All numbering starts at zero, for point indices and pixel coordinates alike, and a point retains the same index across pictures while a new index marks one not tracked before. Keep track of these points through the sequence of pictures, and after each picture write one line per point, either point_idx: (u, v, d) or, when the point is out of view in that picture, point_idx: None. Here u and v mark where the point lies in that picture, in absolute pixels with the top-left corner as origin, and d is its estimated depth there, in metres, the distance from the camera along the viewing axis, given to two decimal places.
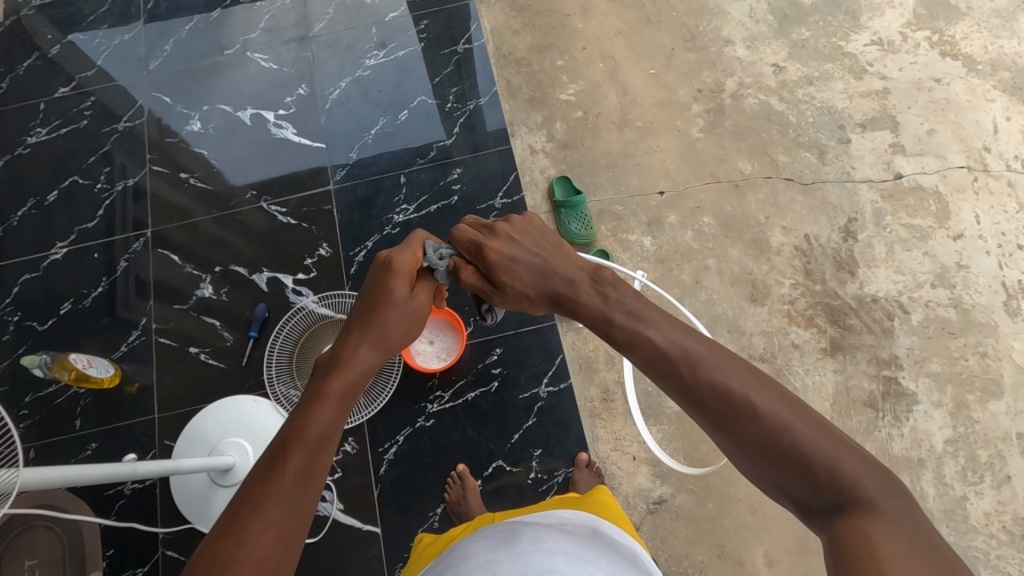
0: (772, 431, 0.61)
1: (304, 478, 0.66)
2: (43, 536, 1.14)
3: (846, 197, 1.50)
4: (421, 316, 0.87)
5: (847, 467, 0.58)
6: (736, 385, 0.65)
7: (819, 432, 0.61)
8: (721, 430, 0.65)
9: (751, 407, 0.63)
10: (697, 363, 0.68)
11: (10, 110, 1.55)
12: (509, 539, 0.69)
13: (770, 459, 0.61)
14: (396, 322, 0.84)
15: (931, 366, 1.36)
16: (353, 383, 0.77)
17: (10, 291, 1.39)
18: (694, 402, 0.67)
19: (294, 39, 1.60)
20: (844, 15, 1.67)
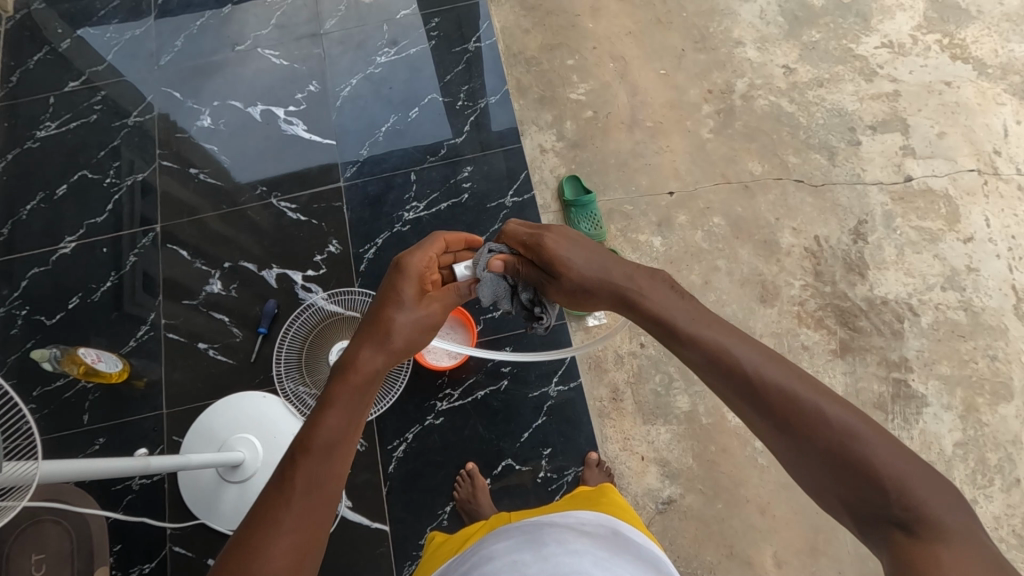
0: (840, 446, 0.61)
1: (319, 482, 0.68)
2: (50, 531, 1.13)
3: (856, 199, 1.50)
4: (432, 316, 0.88)
5: (916, 488, 0.58)
6: (806, 395, 0.65)
7: (896, 449, 0.60)
8: (786, 440, 0.65)
9: (819, 419, 0.63)
10: (760, 375, 0.68)
11: (20, 104, 1.55)
12: (533, 539, 0.69)
13: (838, 477, 0.61)
14: (407, 325, 0.85)
15: (941, 369, 1.35)
16: (358, 383, 0.78)
17: (19, 285, 1.39)
18: (757, 411, 0.68)
19: (305, 36, 1.60)
20: (855, 17, 1.67)
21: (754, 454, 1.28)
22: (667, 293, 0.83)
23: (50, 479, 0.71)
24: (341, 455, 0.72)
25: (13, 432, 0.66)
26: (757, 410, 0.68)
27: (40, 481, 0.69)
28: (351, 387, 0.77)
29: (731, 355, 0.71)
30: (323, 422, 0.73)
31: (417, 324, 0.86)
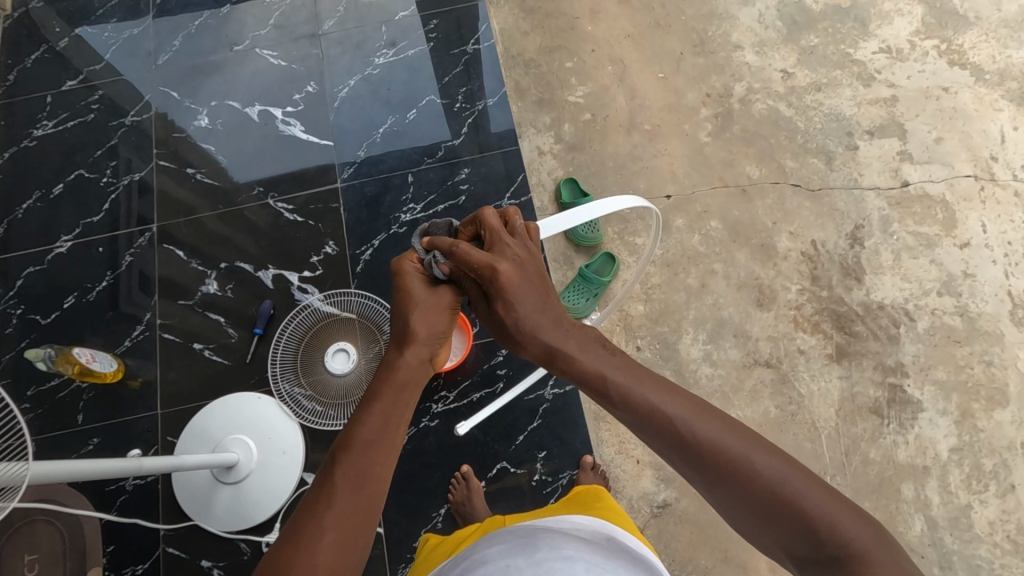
0: (768, 492, 0.63)
1: (364, 480, 0.70)
2: (43, 531, 1.13)
3: (853, 204, 1.50)
4: (444, 308, 0.83)
5: (845, 528, 0.60)
6: (736, 449, 0.65)
7: (820, 493, 0.62)
8: (722, 493, 0.65)
9: (749, 470, 0.64)
10: (686, 427, 0.67)
11: (17, 102, 1.54)
12: (526, 544, 0.69)
13: (769, 520, 0.63)
14: (436, 321, 0.83)
15: (937, 374, 1.35)
16: (399, 384, 0.78)
17: (14, 284, 1.39)
18: (683, 461, 0.67)
19: (304, 36, 1.60)
20: (853, 22, 1.68)
21: None
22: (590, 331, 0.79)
23: (41, 482, 0.71)
24: (382, 453, 0.73)
25: (4, 432, 0.65)
26: (685, 463, 0.67)
27: (30, 483, 0.69)
28: (393, 387, 0.78)
29: (650, 406, 0.70)
30: (364, 421, 0.74)
31: (449, 317, 0.84)
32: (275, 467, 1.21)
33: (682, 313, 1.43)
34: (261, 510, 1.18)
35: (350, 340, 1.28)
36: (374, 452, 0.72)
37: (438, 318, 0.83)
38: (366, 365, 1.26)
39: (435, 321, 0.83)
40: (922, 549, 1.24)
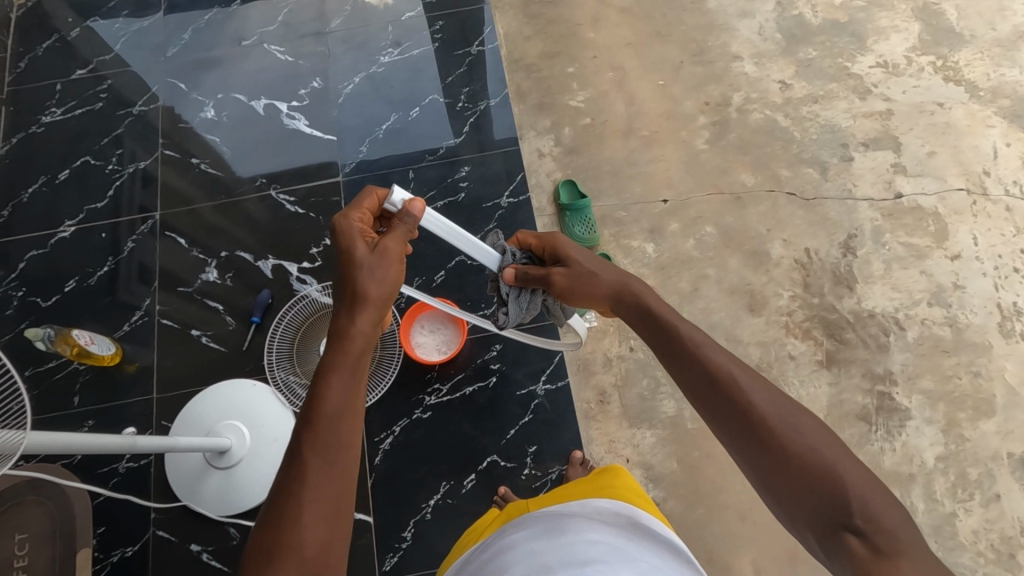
0: (806, 453, 0.66)
1: (334, 450, 0.69)
2: (33, 511, 1.16)
3: (846, 214, 1.53)
4: (397, 260, 0.81)
5: (871, 500, 0.62)
6: (780, 413, 0.70)
7: (854, 464, 0.65)
8: (752, 450, 0.70)
9: (791, 430, 0.68)
10: (733, 381, 0.74)
11: (27, 89, 1.57)
12: (552, 526, 0.71)
13: (794, 480, 0.66)
14: (388, 274, 0.80)
15: (924, 384, 1.37)
16: (354, 350, 0.75)
17: (15, 267, 1.40)
18: (728, 412, 0.73)
19: (311, 33, 1.63)
20: (850, 37, 1.71)
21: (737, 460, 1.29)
22: (659, 300, 0.90)
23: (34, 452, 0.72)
24: (346, 426, 0.71)
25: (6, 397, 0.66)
26: (723, 409, 0.73)
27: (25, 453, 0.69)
28: (348, 356, 0.75)
29: (699, 354, 0.78)
30: (325, 393, 0.72)
31: (400, 266, 0.81)
32: (266, 454, 1.21)
33: None
34: (251, 496, 1.19)
35: None
36: (340, 425, 0.71)
37: (392, 271, 0.80)
38: None
39: (388, 276, 0.80)
40: None
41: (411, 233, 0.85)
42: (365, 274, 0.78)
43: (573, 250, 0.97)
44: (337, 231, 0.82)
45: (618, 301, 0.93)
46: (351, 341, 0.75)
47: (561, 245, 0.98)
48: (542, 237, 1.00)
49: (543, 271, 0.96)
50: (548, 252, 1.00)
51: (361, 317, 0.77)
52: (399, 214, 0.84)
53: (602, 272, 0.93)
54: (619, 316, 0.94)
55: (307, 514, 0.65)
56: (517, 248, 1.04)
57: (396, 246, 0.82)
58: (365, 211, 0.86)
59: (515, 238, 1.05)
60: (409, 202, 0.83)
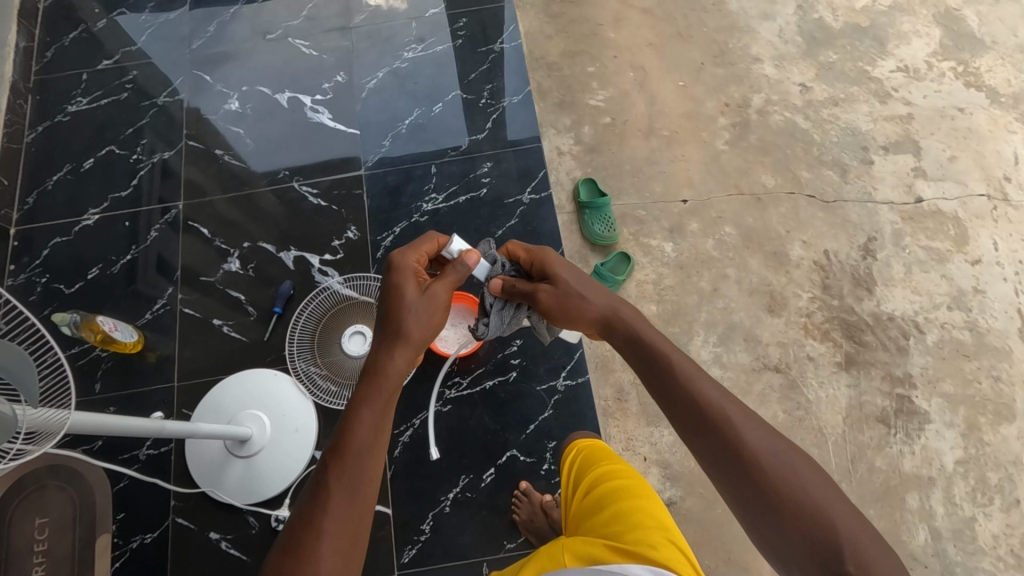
0: (802, 496, 0.65)
1: (358, 482, 0.69)
2: (55, 496, 1.16)
3: (866, 216, 1.52)
4: (441, 304, 0.85)
5: (863, 543, 0.61)
6: (776, 455, 0.69)
7: (844, 506, 0.64)
8: (744, 488, 0.68)
9: (789, 473, 0.67)
10: (726, 416, 0.73)
11: (53, 79, 1.58)
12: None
13: (789, 523, 0.64)
14: (433, 320, 0.84)
15: (944, 387, 1.37)
16: (389, 389, 0.78)
17: (40, 253, 1.41)
18: (720, 447, 0.71)
19: (335, 28, 1.64)
20: (871, 41, 1.72)
21: None
22: (650, 327, 0.87)
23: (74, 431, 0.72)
24: (374, 464, 0.72)
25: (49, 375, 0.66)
26: (715, 444, 0.72)
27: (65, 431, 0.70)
28: (384, 395, 0.77)
29: (693, 386, 0.77)
30: (355, 425, 0.74)
31: (444, 314, 0.86)
32: (287, 444, 1.22)
33: (693, 316, 1.45)
34: (271, 486, 1.19)
35: (366, 323, 1.30)
36: (365, 459, 0.72)
37: (434, 315, 0.84)
38: None
39: (432, 321, 0.84)
40: (926, 559, 1.24)
41: (461, 279, 0.88)
42: (410, 314, 0.82)
43: (563, 271, 0.94)
44: (394, 268, 0.86)
45: (607, 326, 0.90)
46: (389, 378, 0.78)
47: (550, 263, 0.95)
48: (531, 254, 0.98)
49: (530, 287, 0.95)
50: (537, 270, 0.97)
51: (402, 356, 0.80)
52: (454, 262, 0.89)
53: (592, 295, 0.91)
54: (608, 342, 0.92)
55: (324, 541, 0.65)
56: (508, 260, 1.02)
57: (444, 291, 0.86)
58: (424, 253, 0.89)
59: (506, 248, 1.03)
60: (464, 255, 0.88)
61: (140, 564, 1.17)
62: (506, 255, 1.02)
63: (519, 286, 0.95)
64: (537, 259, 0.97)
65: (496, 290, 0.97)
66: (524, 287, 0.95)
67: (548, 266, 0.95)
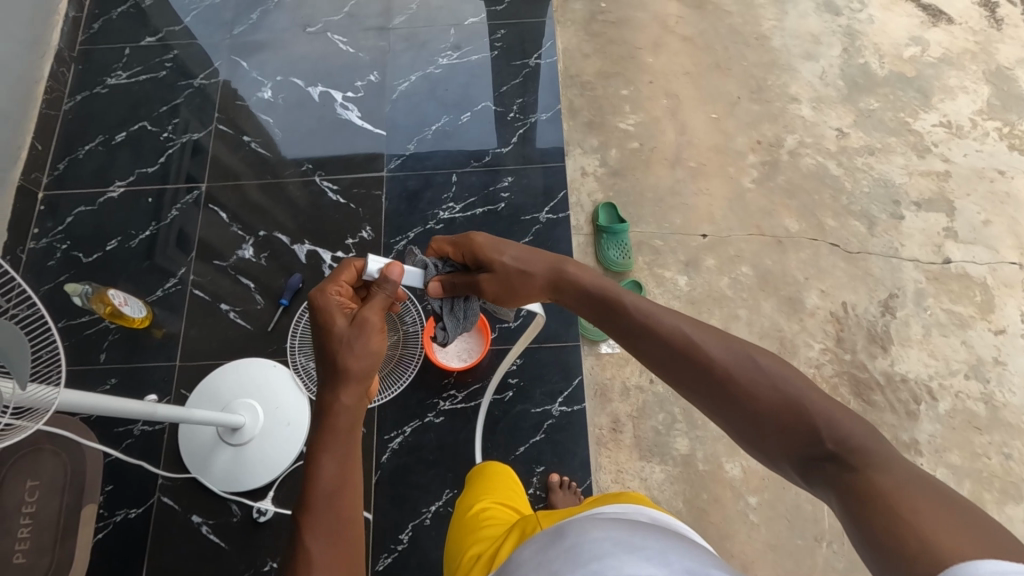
0: (773, 395, 0.64)
1: (339, 525, 0.68)
2: (48, 460, 1.19)
3: (889, 272, 1.48)
4: (379, 331, 0.76)
5: (841, 420, 0.59)
6: (737, 365, 0.67)
7: (817, 391, 0.63)
8: (728, 408, 0.67)
9: (753, 374, 0.65)
10: (691, 340, 0.71)
11: (97, 50, 1.62)
12: (557, 535, 0.63)
13: (771, 422, 0.63)
14: (375, 347, 0.75)
15: (951, 458, 1.32)
16: (341, 423, 0.73)
17: (64, 220, 1.44)
18: (694, 374, 0.70)
19: (374, 28, 1.65)
20: (915, 92, 1.68)
21: (745, 509, 1.27)
22: (599, 273, 0.85)
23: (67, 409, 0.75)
24: (349, 501, 0.70)
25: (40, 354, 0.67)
26: (690, 373, 0.70)
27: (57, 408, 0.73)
28: (338, 433, 0.73)
29: (653, 322, 0.75)
30: (319, 470, 0.70)
31: (383, 337, 0.77)
32: (277, 437, 1.22)
33: None
34: (256, 477, 1.20)
35: None
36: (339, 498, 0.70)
37: (376, 343, 0.75)
38: (382, 352, 1.26)
39: (370, 348, 0.75)
40: None
41: (394, 297, 0.81)
42: (342, 347, 0.75)
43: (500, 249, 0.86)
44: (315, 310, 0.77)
45: (557, 286, 0.86)
46: (336, 414, 0.73)
47: (481, 248, 0.86)
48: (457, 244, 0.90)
49: (467, 281, 0.88)
50: (470, 259, 0.89)
51: (347, 391, 0.74)
52: (378, 283, 0.80)
53: (528, 259, 0.85)
54: (562, 300, 0.88)
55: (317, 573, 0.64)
56: (438, 259, 0.92)
57: (377, 316, 0.77)
58: (342, 281, 0.81)
59: (432, 246, 0.92)
60: (388, 272, 0.79)
61: (123, 537, 1.19)
62: (430, 252, 0.92)
63: (459, 287, 0.89)
64: (467, 245, 0.88)
65: (436, 294, 0.90)
66: (463, 286, 0.89)
67: (478, 252, 0.86)
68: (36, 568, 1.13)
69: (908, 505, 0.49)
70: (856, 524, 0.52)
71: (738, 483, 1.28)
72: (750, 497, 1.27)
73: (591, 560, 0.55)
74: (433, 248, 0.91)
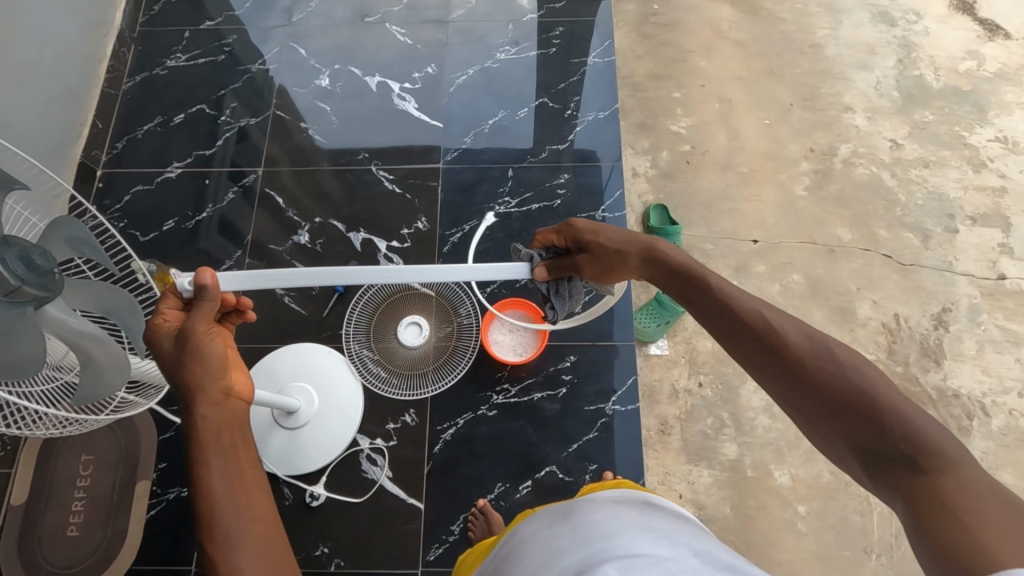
0: (843, 383, 0.57)
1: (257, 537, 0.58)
2: (105, 435, 1.22)
3: (942, 285, 1.47)
4: (199, 334, 0.65)
5: (916, 420, 0.52)
6: (811, 346, 0.61)
7: (894, 386, 0.55)
8: (792, 387, 0.61)
9: (828, 361, 0.59)
10: (772, 323, 0.65)
11: (157, 32, 1.63)
12: (565, 513, 0.68)
13: (833, 411, 0.57)
14: (208, 353, 0.65)
15: (1004, 476, 1.31)
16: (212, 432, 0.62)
17: (121, 198, 1.46)
18: (767, 356, 0.64)
19: (432, 20, 1.66)
20: (971, 106, 1.66)
21: (793, 518, 1.26)
22: (690, 256, 0.80)
23: None
24: (263, 503, 0.60)
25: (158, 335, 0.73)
26: (762, 354, 0.65)
27: None
28: (219, 444, 0.61)
29: (731, 304, 0.70)
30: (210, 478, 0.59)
31: (215, 338, 0.66)
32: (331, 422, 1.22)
33: None
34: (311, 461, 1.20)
35: (423, 316, 1.30)
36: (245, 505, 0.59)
37: (211, 351, 0.65)
38: (436, 343, 1.30)
39: (204, 354, 0.65)
40: None
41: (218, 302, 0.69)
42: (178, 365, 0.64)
43: (606, 233, 0.86)
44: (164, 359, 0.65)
45: (646, 263, 0.83)
46: (193, 431, 0.61)
47: (582, 232, 0.88)
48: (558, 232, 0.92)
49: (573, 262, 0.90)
50: (572, 242, 0.90)
51: (202, 402, 0.62)
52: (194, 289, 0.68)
53: (626, 241, 0.84)
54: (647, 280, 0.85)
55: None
56: (542, 248, 0.95)
57: (203, 326, 0.66)
58: (166, 308, 0.69)
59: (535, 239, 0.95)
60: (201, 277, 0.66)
61: (174, 516, 1.19)
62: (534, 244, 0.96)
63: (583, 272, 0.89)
64: (569, 227, 0.89)
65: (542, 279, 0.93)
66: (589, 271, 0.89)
67: (581, 233, 0.88)
68: (89, 541, 1.15)
69: (969, 521, 0.45)
70: (919, 534, 0.48)
71: (786, 491, 1.28)
72: (798, 506, 1.26)
73: (599, 538, 0.58)
74: (536, 239, 0.94)
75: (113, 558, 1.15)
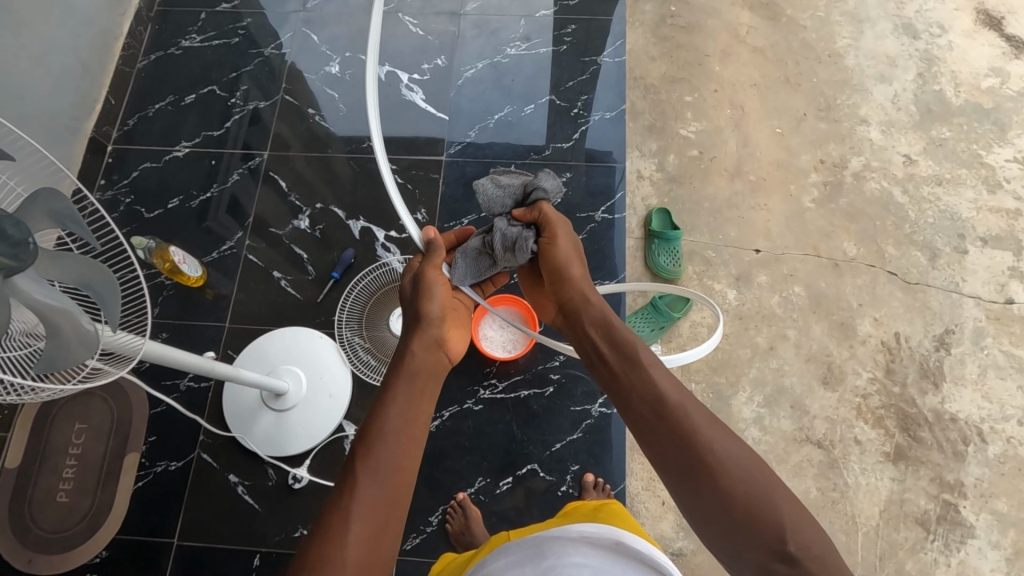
0: (742, 489, 0.66)
1: (393, 485, 0.71)
2: (98, 406, 1.24)
3: (948, 306, 1.44)
4: (428, 278, 0.90)
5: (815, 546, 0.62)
6: (719, 448, 0.69)
7: (795, 508, 0.65)
8: (694, 484, 0.68)
9: (729, 469, 0.67)
10: (680, 408, 0.73)
11: (175, 12, 1.65)
12: (537, 552, 0.69)
13: (737, 513, 0.65)
14: (434, 292, 0.89)
15: (998, 505, 1.28)
16: (414, 371, 0.82)
17: (129, 174, 1.49)
18: (674, 451, 0.71)
19: (446, 13, 1.66)
20: (991, 125, 1.62)
21: None
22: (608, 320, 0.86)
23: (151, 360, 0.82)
24: (405, 447, 0.75)
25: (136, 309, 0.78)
26: (670, 447, 0.71)
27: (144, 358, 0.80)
28: (405, 375, 0.82)
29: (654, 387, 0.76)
30: (384, 415, 0.76)
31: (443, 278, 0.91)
32: (317, 406, 1.23)
33: (743, 369, 1.38)
34: (295, 444, 1.21)
35: None
36: (396, 445, 0.74)
37: (436, 293, 0.89)
38: None
39: (433, 294, 0.89)
40: None
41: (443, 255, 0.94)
42: (414, 303, 0.89)
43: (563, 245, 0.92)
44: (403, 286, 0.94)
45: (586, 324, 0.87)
46: (408, 360, 0.83)
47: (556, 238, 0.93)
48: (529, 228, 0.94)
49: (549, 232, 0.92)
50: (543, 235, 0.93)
51: (415, 341, 0.86)
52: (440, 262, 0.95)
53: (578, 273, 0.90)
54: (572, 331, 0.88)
55: (354, 519, 0.67)
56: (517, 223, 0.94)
57: (434, 271, 0.91)
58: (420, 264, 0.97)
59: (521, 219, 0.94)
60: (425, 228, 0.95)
61: (161, 488, 1.21)
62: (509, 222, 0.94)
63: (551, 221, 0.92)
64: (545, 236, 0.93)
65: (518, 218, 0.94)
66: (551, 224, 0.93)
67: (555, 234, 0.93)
68: (78, 508, 1.18)
69: None
70: None
71: None
72: None
73: None
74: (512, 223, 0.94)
75: (100, 526, 1.18)
